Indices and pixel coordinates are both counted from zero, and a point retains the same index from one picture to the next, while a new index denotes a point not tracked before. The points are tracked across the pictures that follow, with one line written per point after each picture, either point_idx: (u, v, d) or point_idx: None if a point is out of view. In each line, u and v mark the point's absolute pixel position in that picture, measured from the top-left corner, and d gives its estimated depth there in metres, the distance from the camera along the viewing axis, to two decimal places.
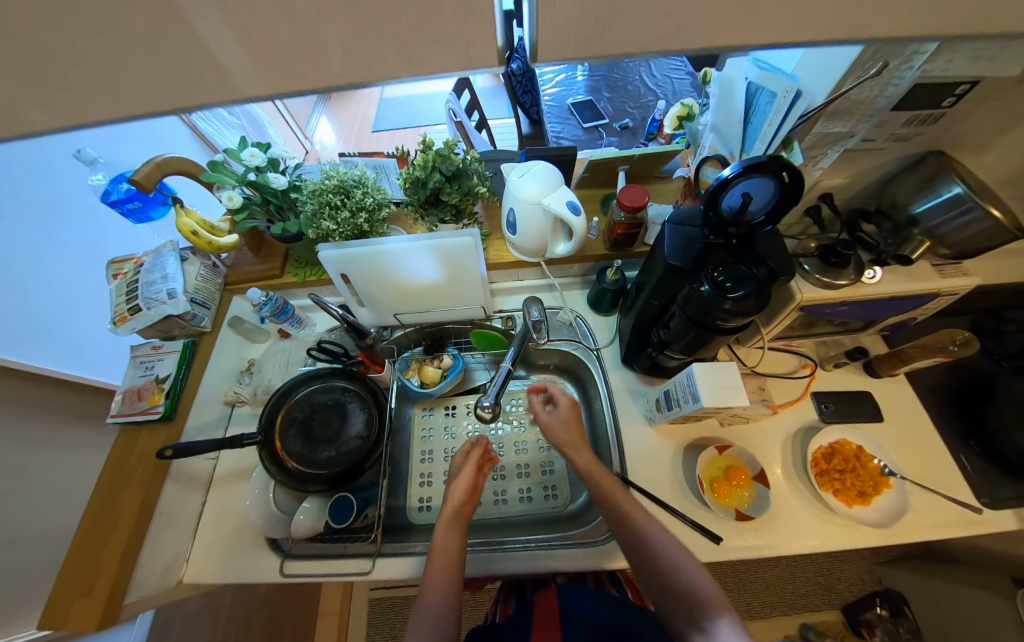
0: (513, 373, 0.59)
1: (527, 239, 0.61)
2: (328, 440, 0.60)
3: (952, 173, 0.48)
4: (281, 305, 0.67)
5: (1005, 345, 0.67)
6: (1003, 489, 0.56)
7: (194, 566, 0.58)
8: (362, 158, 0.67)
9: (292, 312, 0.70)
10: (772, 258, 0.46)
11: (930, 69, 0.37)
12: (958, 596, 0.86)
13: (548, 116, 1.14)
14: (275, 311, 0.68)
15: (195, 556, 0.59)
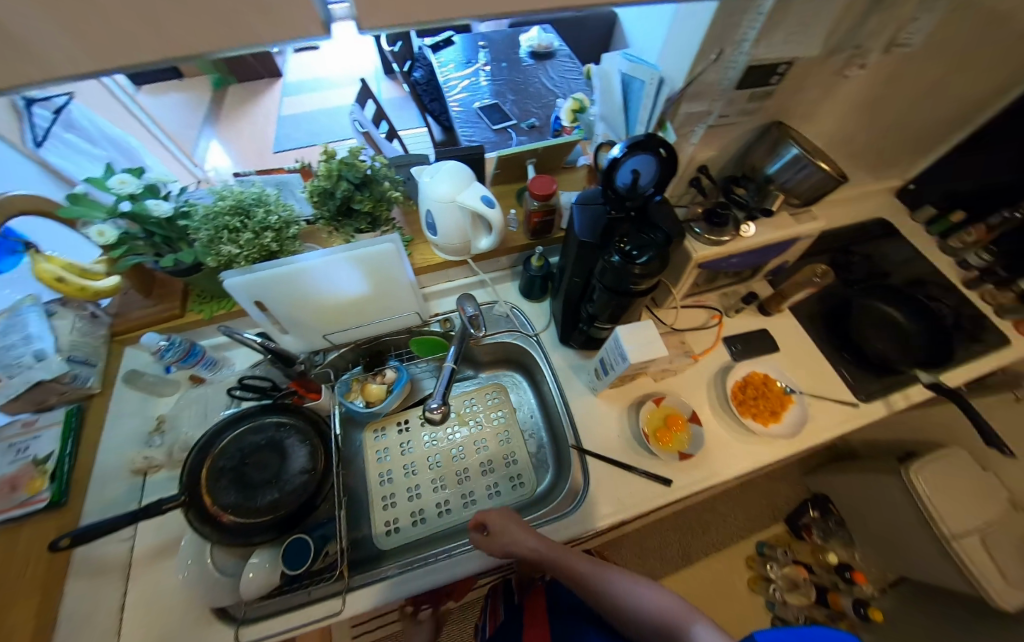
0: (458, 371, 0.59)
1: (449, 238, 0.61)
2: (270, 482, 0.55)
3: (790, 138, 0.58)
4: (189, 347, 0.60)
5: (854, 273, 0.83)
6: (871, 385, 0.70)
7: None
8: (260, 176, 0.62)
9: (203, 352, 0.63)
10: (665, 224, 0.52)
11: (755, 52, 0.44)
12: (863, 483, 1.05)
13: (458, 121, 1.16)
14: (180, 356, 0.60)
15: None
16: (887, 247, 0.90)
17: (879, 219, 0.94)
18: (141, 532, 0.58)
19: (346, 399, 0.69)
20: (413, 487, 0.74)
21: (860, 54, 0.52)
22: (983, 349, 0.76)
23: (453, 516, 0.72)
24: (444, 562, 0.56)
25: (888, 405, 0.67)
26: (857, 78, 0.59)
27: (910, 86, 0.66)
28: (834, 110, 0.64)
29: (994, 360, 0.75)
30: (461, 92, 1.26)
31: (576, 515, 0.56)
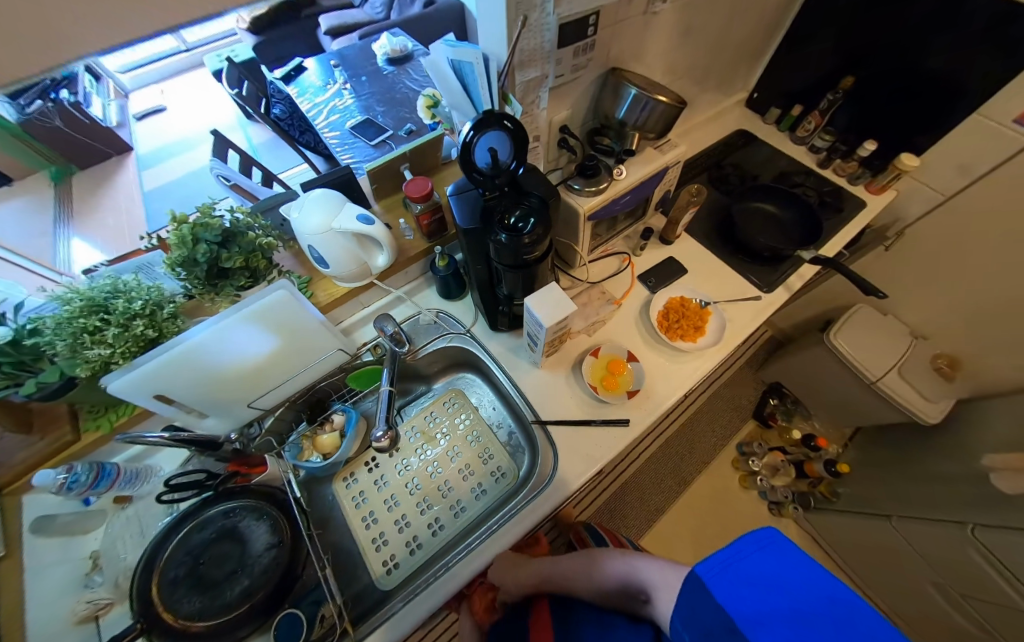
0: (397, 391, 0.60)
1: (343, 266, 0.60)
2: (234, 572, 0.52)
3: (626, 81, 0.62)
4: (96, 470, 0.54)
5: (731, 183, 0.92)
6: (771, 275, 0.78)
7: None
8: (110, 263, 0.54)
9: (116, 469, 0.57)
10: (537, 188, 0.55)
11: (559, 10, 0.47)
12: (801, 360, 1.19)
13: (334, 146, 1.12)
14: (92, 481, 0.54)
15: None
16: (750, 154, 1.01)
17: (737, 131, 1.05)
18: None
19: (300, 460, 0.68)
20: (400, 519, 0.73)
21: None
22: (844, 216, 0.88)
23: (448, 531, 0.72)
24: (452, 569, 0.55)
25: (787, 288, 0.76)
26: (665, 12, 0.64)
27: (714, 8, 0.73)
28: (658, 46, 0.70)
29: (855, 222, 0.87)
30: (330, 114, 1.26)
31: (557, 480, 0.59)
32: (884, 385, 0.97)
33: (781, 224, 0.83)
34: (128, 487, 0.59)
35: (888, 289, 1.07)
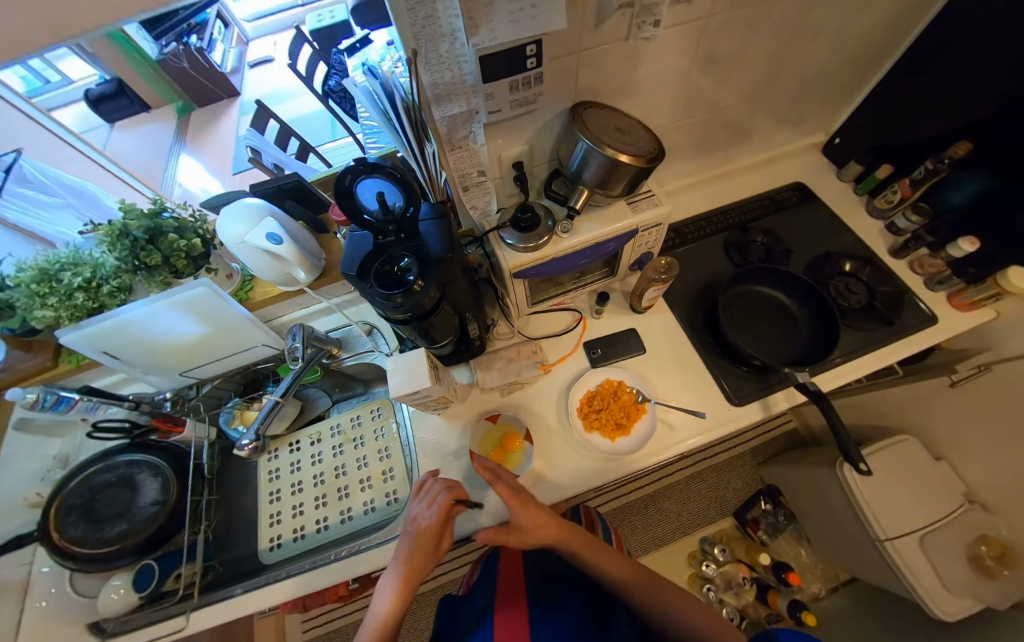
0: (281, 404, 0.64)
1: (265, 273, 0.62)
2: (120, 515, 0.61)
3: (580, 129, 0.52)
4: (60, 394, 0.60)
5: (751, 252, 0.75)
6: (749, 387, 0.63)
7: None
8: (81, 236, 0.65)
9: (75, 400, 0.63)
10: (438, 240, 0.51)
11: (477, 42, 0.40)
12: (805, 473, 0.98)
13: (361, 132, 1.07)
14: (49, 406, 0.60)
15: None
16: (802, 217, 0.81)
17: (793, 185, 0.85)
18: (40, 558, 0.65)
19: (228, 426, 0.72)
20: (297, 504, 0.76)
21: (644, 12, 0.45)
22: (892, 332, 0.66)
23: (330, 532, 0.73)
24: (298, 578, 0.59)
25: (765, 407, 0.61)
26: (664, 37, 0.52)
27: (760, 32, 0.57)
28: (663, 73, 0.58)
29: (907, 344, 0.65)
30: None
31: None
32: (889, 548, 0.75)
33: (793, 324, 0.66)
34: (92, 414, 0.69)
35: (949, 427, 0.81)
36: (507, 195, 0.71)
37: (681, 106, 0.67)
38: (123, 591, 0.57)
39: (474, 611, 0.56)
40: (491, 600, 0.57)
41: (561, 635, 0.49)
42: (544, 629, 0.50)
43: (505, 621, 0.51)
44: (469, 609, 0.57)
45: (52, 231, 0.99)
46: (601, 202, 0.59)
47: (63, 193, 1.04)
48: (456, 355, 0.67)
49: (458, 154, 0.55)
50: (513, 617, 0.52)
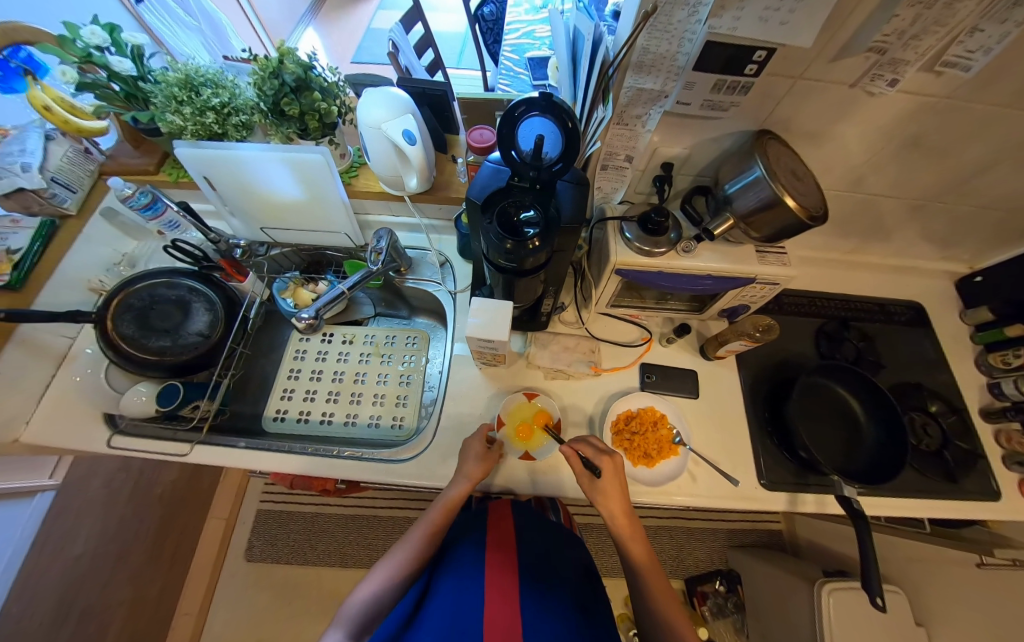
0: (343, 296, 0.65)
1: (380, 168, 0.61)
2: (166, 332, 0.64)
3: (759, 156, 0.49)
4: (154, 199, 0.63)
5: (839, 349, 0.71)
6: (785, 475, 0.61)
7: (33, 429, 0.60)
8: (226, 62, 0.65)
9: (163, 211, 0.65)
10: (568, 208, 0.49)
11: (716, 25, 0.37)
12: (775, 576, 0.97)
13: (501, 70, 1.04)
14: (141, 207, 0.62)
15: (37, 420, 0.61)
16: (905, 339, 0.76)
17: (909, 304, 0.79)
18: (82, 337, 0.69)
19: (279, 294, 0.73)
20: (311, 390, 0.77)
21: (889, 66, 0.42)
22: (950, 489, 0.63)
23: (332, 428, 0.73)
24: (299, 457, 0.61)
25: (792, 501, 0.59)
26: (887, 99, 0.48)
27: (978, 137, 0.52)
28: (858, 135, 0.54)
29: (959, 508, 0.62)
30: (521, 36, 1.14)
31: (414, 460, 0.60)
32: None
33: (858, 436, 0.62)
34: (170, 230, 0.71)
35: (942, 601, 0.79)
36: (634, 191, 0.68)
37: (849, 176, 0.62)
38: (145, 398, 0.61)
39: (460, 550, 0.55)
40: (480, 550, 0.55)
41: (547, 607, 0.46)
42: (529, 595, 0.47)
43: (495, 580, 0.49)
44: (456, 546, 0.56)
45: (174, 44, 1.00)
46: (732, 239, 0.56)
47: (198, 16, 1.05)
48: (518, 322, 0.67)
49: (619, 131, 0.53)
50: (502, 578, 0.49)
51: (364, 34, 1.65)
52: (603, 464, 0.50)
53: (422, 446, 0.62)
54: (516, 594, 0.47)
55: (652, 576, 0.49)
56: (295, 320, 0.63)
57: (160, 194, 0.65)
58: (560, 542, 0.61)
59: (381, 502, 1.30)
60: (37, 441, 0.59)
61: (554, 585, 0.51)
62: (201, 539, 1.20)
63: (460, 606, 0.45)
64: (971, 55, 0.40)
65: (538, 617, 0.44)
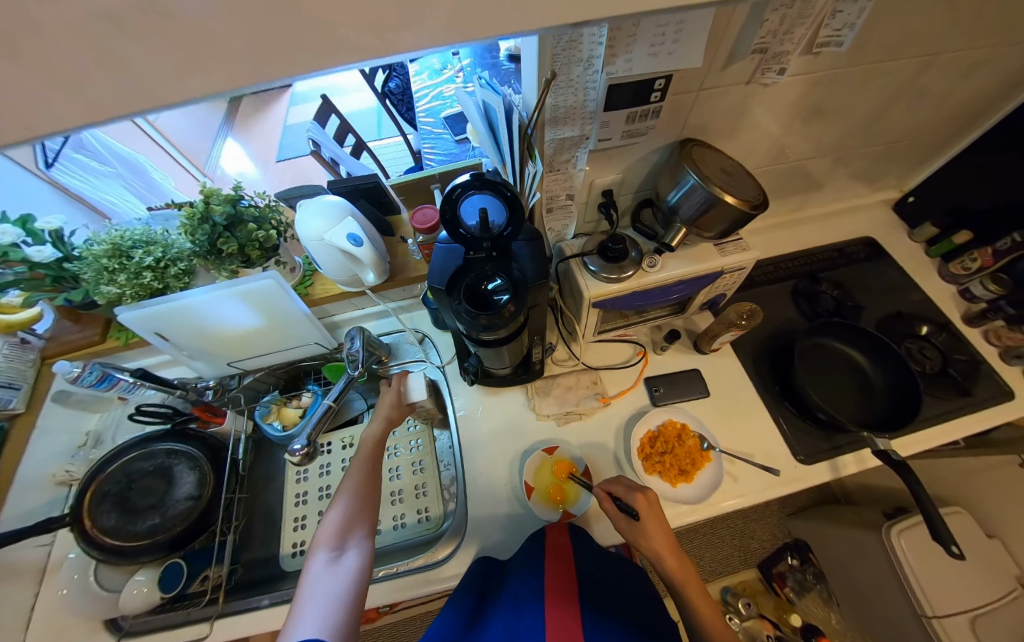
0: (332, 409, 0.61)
1: (334, 272, 0.60)
2: (154, 506, 0.59)
3: (688, 165, 0.51)
4: (106, 371, 0.58)
5: (819, 304, 0.73)
6: (819, 444, 0.61)
7: None
8: (152, 214, 0.64)
9: (117, 379, 0.61)
10: (530, 265, 0.49)
11: (614, 70, 0.39)
12: (841, 535, 0.95)
13: (422, 135, 1.07)
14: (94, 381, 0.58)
15: None
16: (872, 274, 0.79)
17: (863, 240, 0.83)
18: (59, 539, 0.62)
19: (263, 421, 0.69)
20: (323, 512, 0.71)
21: (773, 59, 0.46)
22: (969, 404, 0.64)
23: None
24: None
25: (835, 469, 0.59)
26: (780, 85, 0.52)
27: (866, 92, 0.57)
28: (767, 117, 0.57)
29: (985, 420, 0.63)
30: (431, 100, 1.20)
31: (454, 559, 0.55)
32: (936, 625, 0.71)
33: (869, 383, 0.63)
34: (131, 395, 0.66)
35: (1003, 507, 0.79)
36: (582, 219, 0.70)
37: (773, 151, 0.66)
38: (146, 588, 0.55)
39: (515, 586, 0.46)
40: (534, 595, 0.44)
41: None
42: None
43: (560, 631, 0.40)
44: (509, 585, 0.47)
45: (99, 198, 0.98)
46: (689, 242, 0.58)
47: (114, 162, 1.04)
48: (513, 378, 0.65)
49: (554, 177, 0.54)
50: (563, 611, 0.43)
51: (283, 132, 1.69)
52: (640, 506, 0.48)
53: (458, 536, 0.58)
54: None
55: (690, 589, 0.47)
56: (287, 454, 0.57)
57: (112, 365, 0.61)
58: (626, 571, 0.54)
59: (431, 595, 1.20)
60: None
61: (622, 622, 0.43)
62: None
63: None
64: (840, 33, 0.45)
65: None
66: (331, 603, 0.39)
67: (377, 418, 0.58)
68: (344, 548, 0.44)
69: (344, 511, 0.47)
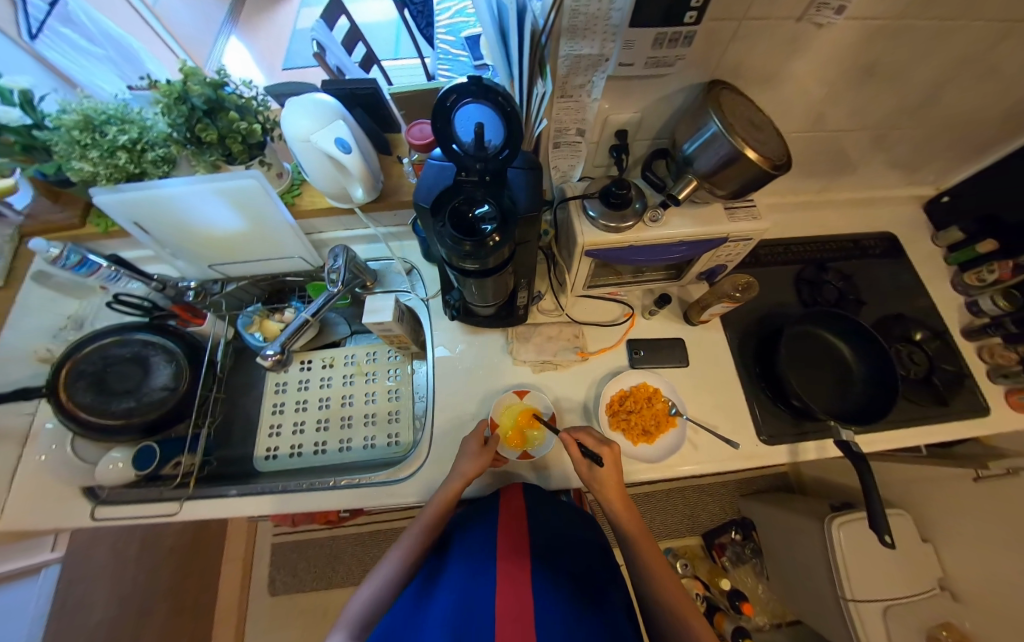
0: (309, 323, 0.62)
1: (323, 183, 0.57)
2: (129, 392, 0.61)
3: (713, 109, 0.46)
4: (85, 257, 0.56)
5: (820, 293, 0.70)
6: (785, 427, 0.61)
7: (8, 518, 0.56)
8: (134, 93, 0.59)
9: (99, 266, 0.59)
10: (523, 197, 0.46)
11: None
12: (785, 518, 1.00)
13: (438, 54, 0.97)
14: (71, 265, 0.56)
15: (10, 508, 0.57)
16: (883, 272, 0.76)
17: (883, 236, 0.79)
18: (43, 411, 0.65)
19: (245, 330, 0.69)
20: (298, 422, 0.74)
21: None
22: (942, 413, 0.64)
23: (327, 456, 0.71)
24: (293, 495, 0.58)
25: (794, 452, 0.60)
26: (836, 30, 0.45)
27: (932, 55, 0.50)
28: (810, 69, 0.51)
29: (952, 430, 0.63)
30: (454, 15, 1.08)
31: (413, 478, 0.58)
32: (852, 607, 0.77)
33: (848, 376, 0.63)
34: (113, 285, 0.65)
35: (947, 515, 0.82)
36: (591, 162, 0.65)
37: (808, 115, 0.60)
38: (122, 464, 0.57)
39: (471, 549, 0.50)
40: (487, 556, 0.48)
41: (558, 599, 0.42)
42: (547, 596, 0.43)
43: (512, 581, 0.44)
44: (464, 547, 0.51)
45: (87, 80, 0.87)
46: (698, 199, 0.54)
47: (104, 44, 0.89)
48: (496, 320, 0.64)
49: (563, 105, 0.49)
50: (510, 566, 0.46)
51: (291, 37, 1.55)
52: (602, 455, 0.49)
53: (419, 461, 0.60)
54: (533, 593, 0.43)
55: (647, 546, 0.49)
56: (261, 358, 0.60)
57: (91, 251, 0.58)
58: (579, 538, 0.57)
59: (397, 515, 1.32)
60: (16, 530, 0.56)
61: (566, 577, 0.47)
62: (220, 588, 1.20)
63: (469, 599, 0.42)
64: None
65: (557, 614, 0.40)
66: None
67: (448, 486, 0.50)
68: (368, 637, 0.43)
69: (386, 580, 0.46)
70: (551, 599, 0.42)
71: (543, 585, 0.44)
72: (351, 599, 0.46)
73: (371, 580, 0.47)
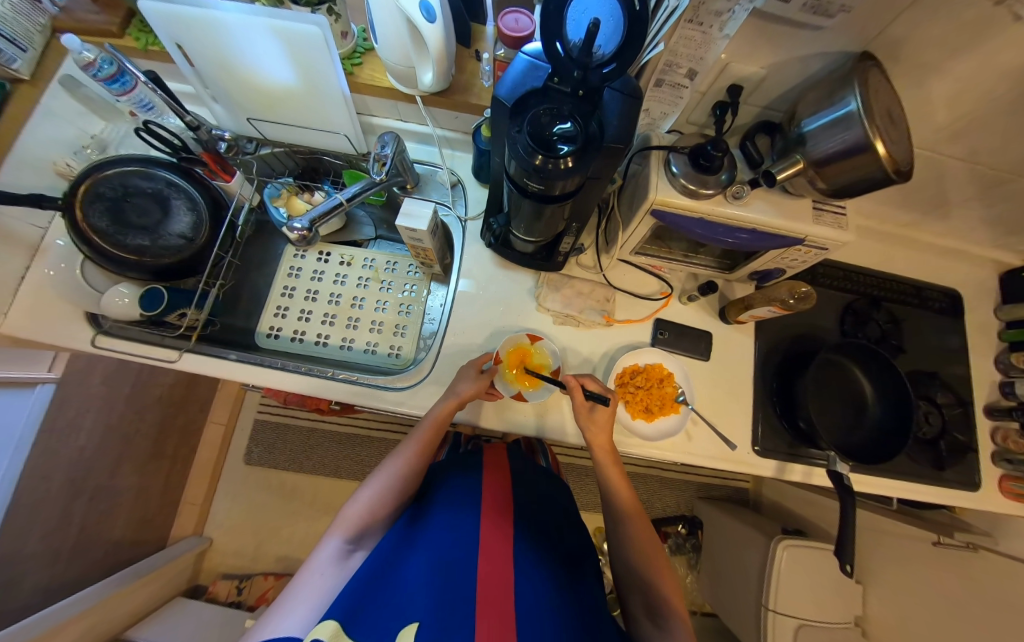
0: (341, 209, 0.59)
1: (390, 52, 0.51)
2: (145, 230, 0.58)
3: (859, 83, 0.39)
4: (119, 70, 0.51)
5: (862, 327, 0.67)
6: (780, 446, 0.61)
7: (11, 320, 0.56)
8: None
9: (133, 86, 0.54)
10: (613, 126, 0.40)
11: None
12: (735, 526, 1.05)
13: None
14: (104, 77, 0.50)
15: (14, 312, 0.57)
16: (931, 327, 0.72)
17: (946, 290, 0.74)
18: (56, 229, 0.62)
19: (271, 201, 0.66)
20: (305, 311, 0.73)
21: None
22: (934, 477, 0.64)
23: (327, 349, 0.70)
24: (292, 375, 0.58)
25: (781, 470, 0.60)
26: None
27: None
28: (970, 75, 0.44)
29: (936, 493, 0.64)
30: None
31: (408, 391, 0.58)
32: (770, 617, 0.83)
33: (860, 416, 0.62)
34: (146, 112, 0.61)
35: (888, 567, 0.86)
36: (684, 114, 0.60)
37: (936, 132, 0.53)
38: (128, 301, 0.55)
39: (456, 496, 0.51)
40: (471, 509, 0.49)
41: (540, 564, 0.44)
42: (525, 551, 0.45)
43: (492, 528, 0.46)
44: (450, 493, 0.52)
45: None
46: (792, 188, 0.48)
47: None
48: (532, 260, 0.62)
49: (687, 32, 0.41)
50: (496, 522, 0.48)
51: None
52: (609, 399, 0.50)
53: (419, 375, 0.60)
54: (513, 544, 0.45)
55: (641, 523, 0.50)
56: (286, 229, 0.56)
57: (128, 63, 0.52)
58: (561, 512, 0.60)
59: (376, 424, 1.37)
60: (15, 333, 0.56)
61: (546, 543, 0.49)
62: (201, 441, 1.29)
63: (452, 546, 0.43)
64: None
65: (538, 577, 0.42)
66: (326, 599, 0.37)
67: (447, 401, 0.50)
68: (356, 547, 0.43)
69: (377, 497, 0.46)
70: (532, 561, 0.44)
71: (525, 548, 0.45)
72: (348, 504, 0.46)
73: (366, 489, 0.47)
